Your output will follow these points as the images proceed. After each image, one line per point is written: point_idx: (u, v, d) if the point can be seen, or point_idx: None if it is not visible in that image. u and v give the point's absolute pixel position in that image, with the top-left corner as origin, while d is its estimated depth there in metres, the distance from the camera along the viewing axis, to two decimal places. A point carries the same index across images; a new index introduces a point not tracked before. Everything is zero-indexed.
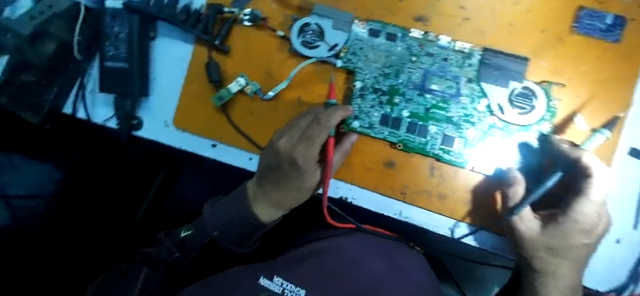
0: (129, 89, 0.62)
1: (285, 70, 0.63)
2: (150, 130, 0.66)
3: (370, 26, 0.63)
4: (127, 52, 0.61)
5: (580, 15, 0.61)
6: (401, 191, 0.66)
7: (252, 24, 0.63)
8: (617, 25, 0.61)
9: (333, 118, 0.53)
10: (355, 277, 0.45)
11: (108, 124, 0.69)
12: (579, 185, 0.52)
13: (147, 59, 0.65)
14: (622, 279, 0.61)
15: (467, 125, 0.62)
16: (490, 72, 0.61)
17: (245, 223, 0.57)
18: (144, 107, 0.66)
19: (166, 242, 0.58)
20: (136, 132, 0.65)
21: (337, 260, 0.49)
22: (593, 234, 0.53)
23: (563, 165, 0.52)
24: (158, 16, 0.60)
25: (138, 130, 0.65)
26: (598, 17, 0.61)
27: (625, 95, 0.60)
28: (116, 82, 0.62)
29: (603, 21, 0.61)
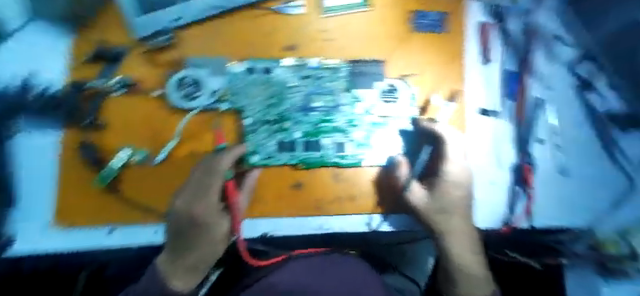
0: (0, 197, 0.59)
1: (169, 128, 0.65)
2: (28, 240, 0.60)
3: (248, 64, 0.69)
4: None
5: (415, 16, 0.75)
6: (315, 206, 0.69)
7: (125, 92, 0.65)
8: (441, 18, 0.75)
9: (222, 164, 0.62)
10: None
11: None
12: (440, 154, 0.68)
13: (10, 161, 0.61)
14: (505, 214, 0.72)
15: (352, 129, 0.71)
16: (358, 80, 0.71)
17: None
18: (17, 215, 0.60)
19: None
20: (11, 251, 0.59)
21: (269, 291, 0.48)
22: (462, 186, 0.68)
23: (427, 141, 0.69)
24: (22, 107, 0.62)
25: (13, 247, 0.59)
26: (425, 15, 0.75)
27: (462, 69, 0.74)
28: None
29: (430, 17, 0.75)
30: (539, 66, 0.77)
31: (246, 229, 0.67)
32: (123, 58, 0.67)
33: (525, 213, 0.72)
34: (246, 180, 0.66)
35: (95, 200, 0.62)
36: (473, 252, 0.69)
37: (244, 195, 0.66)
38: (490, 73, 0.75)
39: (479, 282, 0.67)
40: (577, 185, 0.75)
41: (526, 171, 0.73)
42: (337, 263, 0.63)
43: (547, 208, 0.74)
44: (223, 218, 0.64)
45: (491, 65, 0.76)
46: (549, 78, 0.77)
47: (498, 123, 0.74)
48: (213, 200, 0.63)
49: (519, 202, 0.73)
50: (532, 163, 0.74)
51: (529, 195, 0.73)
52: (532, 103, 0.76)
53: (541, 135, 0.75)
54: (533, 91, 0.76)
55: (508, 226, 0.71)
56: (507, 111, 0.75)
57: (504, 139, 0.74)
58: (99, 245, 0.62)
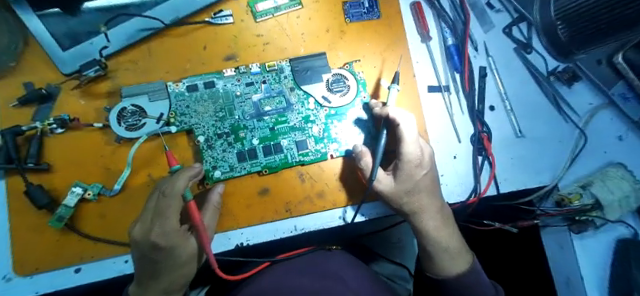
0: None
1: (121, 157, 0.64)
2: None
3: (186, 83, 0.68)
4: None
5: (347, 8, 0.77)
6: (286, 209, 0.69)
7: (65, 129, 0.63)
8: (374, 6, 0.78)
9: (178, 185, 0.53)
10: None
11: None
12: (396, 135, 0.64)
13: None
14: (471, 185, 0.74)
15: (309, 124, 0.71)
16: (304, 75, 0.72)
17: None
18: None
19: None
20: None
21: None
22: (425, 164, 0.64)
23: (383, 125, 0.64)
24: None
25: None
26: (359, 5, 0.78)
27: (404, 51, 0.76)
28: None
29: (363, 6, 0.78)
30: (475, 36, 0.80)
31: (222, 244, 0.67)
32: (57, 96, 0.65)
33: (490, 182, 0.74)
34: (211, 196, 0.62)
35: (54, 242, 0.60)
36: (449, 227, 0.66)
37: (211, 212, 0.62)
38: (431, 51, 0.78)
39: (454, 262, 0.64)
40: (533, 144, 0.77)
41: (484, 139, 0.75)
42: (319, 262, 0.64)
43: (509, 172, 0.76)
44: (189, 239, 0.57)
45: (431, 44, 0.78)
46: (487, 45, 0.80)
47: (448, 97, 0.77)
48: (175, 223, 0.54)
49: (482, 171, 0.75)
50: (489, 132, 0.76)
51: (491, 162, 0.75)
52: (476, 73, 0.78)
53: (490, 102, 0.78)
54: (474, 61, 0.79)
55: (477, 196, 0.72)
56: (454, 85, 0.77)
57: (457, 112, 0.77)
58: (65, 285, 0.60)
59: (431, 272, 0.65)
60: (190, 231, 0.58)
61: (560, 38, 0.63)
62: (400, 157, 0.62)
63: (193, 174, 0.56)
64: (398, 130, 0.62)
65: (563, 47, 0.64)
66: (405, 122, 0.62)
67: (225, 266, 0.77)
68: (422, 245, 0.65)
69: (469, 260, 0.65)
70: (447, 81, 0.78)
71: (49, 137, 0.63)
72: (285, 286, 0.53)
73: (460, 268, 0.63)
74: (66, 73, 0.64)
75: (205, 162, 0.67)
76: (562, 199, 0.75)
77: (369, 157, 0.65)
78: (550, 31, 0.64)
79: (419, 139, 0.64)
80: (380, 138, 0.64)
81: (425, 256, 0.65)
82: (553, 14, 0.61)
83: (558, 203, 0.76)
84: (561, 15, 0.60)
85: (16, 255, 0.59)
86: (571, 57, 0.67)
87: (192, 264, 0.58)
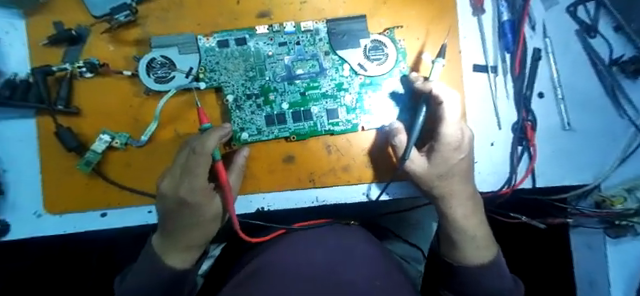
0: None
1: (148, 111, 0.63)
2: (24, 228, 0.60)
3: (217, 38, 0.65)
4: None
5: None
6: (309, 178, 0.68)
7: (94, 74, 0.62)
8: None
9: (208, 143, 0.50)
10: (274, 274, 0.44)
11: None
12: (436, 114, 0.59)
13: None
14: (506, 175, 0.70)
15: (342, 93, 0.67)
16: (340, 39, 0.67)
17: (157, 280, 0.54)
18: (4, 206, 0.60)
19: None
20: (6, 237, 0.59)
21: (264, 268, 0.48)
22: (463, 148, 0.59)
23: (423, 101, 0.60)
24: None
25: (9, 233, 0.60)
26: None
27: (452, 23, 0.70)
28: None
29: None
30: (534, 14, 0.72)
31: (243, 206, 0.67)
32: (87, 39, 0.63)
33: (527, 174, 0.70)
34: (237, 158, 0.61)
35: (82, 185, 0.61)
36: (478, 215, 0.63)
37: (236, 173, 0.60)
38: (482, 25, 0.71)
39: (477, 252, 0.61)
40: (580, 139, 0.71)
41: (528, 129, 0.69)
42: (339, 235, 0.64)
43: (548, 165, 0.71)
44: (214, 199, 0.56)
45: (483, 18, 0.71)
46: (546, 25, 0.72)
47: (494, 79, 0.71)
48: (203, 181, 0.52)
49: (520, 162, 0.70)
50: (534, 121, 0.70)
51: (530, 155, 0.70)
52: (529, 56, 0.71)
53: (540, 88, 0.72)
54: (528, 42, 0.71)
55: (511, 188, 0.69)
56: (503, 66, 0.71)
57: (501, 96, 0.71)
58: (92, 227, 0.61)
59: (446, 255, 0.63)
60: (216, 190, 0.57)
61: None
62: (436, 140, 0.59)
63: (224, 134, 0.54)
64: (440, 109, 0.57)
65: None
66: (450, 102, 0.57)
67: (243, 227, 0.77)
68: (446, 232, 0.62)
69: (492, 251, 0.62)
70: (496, 61, 0.71)
71: (78, 81, 0.62)
72: (303, 254, 0.52)
73: (482, 259, 0.61)
74: (97, 15, 0.63)
75: (233, 124, 0.65)
76: (603, 200, 0.69)
77: (405, 135, 0.62)
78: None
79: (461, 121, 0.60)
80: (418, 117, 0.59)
81: (445, 240, 0.63)
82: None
83: (598, 204, 0.71)
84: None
85: (46, 194, 0.61)
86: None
87: (212, 223, 0.57)
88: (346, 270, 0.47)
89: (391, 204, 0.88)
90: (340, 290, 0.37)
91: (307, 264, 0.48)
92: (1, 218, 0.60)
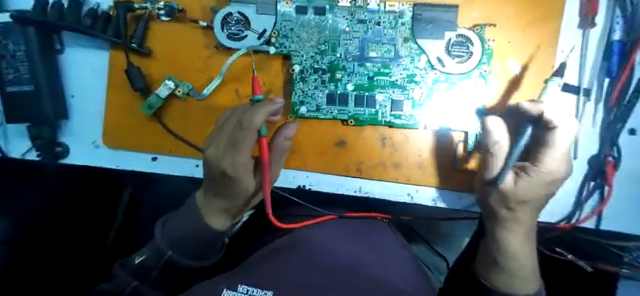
0: (42, 113, 0.58)
1: (215, 64, 0.62)
2: (81, 155, 0.63)
3: (296, 3, 0.61)
4: (30, 73, 0.56)
5: None
6: (357, 168, 0.65)
7: (171, 19, 0.61)
8: None
9: (255, 119, 0.49)
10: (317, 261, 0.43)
11: (28, 158, 0.64)
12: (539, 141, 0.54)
13: (59, 75, 0.61)
14: (568, 209, 0.65)
15: (412, 85, 0.63)
16: (423, 27, 0.62)
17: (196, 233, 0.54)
18: (67, 130, 0.63)
19: (121, 273, 0.54)
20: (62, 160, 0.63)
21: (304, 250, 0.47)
22: (557, 183, 0.56)
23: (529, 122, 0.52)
24: (61, 25, 0.56)
25: (65, 157, 0.63)
26: None
27: (552, 34, 0.62)
28: (22, 107, 0.57)
29: None
30: None
31: (285, 180, 0.67)
32: None
33: (594, 214, 0.63)
34: (278, 140, 0.56)
35: (139, 127, 0.62)
36: (529, 244, 0.58)
37: (277, 157, 0.58)
38: (586, 41, 0.63)
39: (523, 283, 0.56)
40: None
41: (609, 166, 0.62)
42: (374, 232, 0.63)
43: (620, 208, 0.64)
44: (251, 176, 0.56)
45: (590, 33, 0.63)
46: None
47: (583, 104, 0.63)
48: (245, 157, 0.53)
49: (588, 199, 0.64)
50: (617, 159, 0.62)
51: (603, 195, 0.64)
52: (632, 85, 0.63)
53: (632, 124, 0.64)
54: (636, 69, 0.63)
55: (570, 224, 0.64)
56: (597, 92, 0.63)
57: (586, 123, 0.64)
58: (142, 169, 0.63)
59: (486, 279, 0.58)
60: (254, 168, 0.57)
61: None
62: (536, 165, 0.56)
63: (275, 109, 0.50)
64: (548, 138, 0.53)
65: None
66: (562, 140, 0.53)
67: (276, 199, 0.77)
68: (492, 255, 0.58)
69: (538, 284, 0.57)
70: (591, 85, 0.63)
71: (155, 23, 0.61)
72: (343, 247, 0.52)
73: (527, 290, 0.56)
74: None
75: (294, 95, 0.63)
76: None
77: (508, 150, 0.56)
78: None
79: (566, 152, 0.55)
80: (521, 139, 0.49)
81: (486, 261, 0.59)
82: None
83: None
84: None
85: (105, 127, 0.62)
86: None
87: (244, 199, 0.58)
88: (388, 274, 0.46)
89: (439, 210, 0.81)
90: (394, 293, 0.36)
91: (350, 258, 0.47)
92: (59, 141, 0.63)
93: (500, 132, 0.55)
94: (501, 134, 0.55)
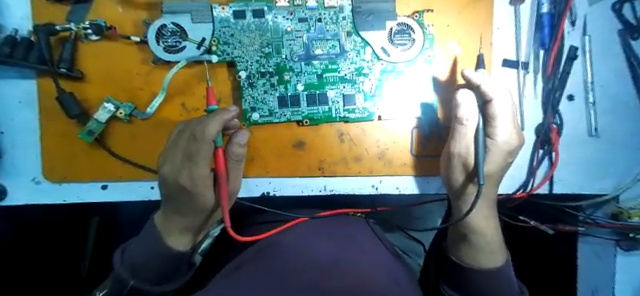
0: None
1: (157, 79, 0.59)
2: (23, 194, 0.59)
3: (233, 8, 0.60)
4: None
5: None
6: (318, 166, 0.65)
7: (100, 37, 0.57)
8: None
9: (209, 129, 0.47)
10: (284, 266, 0.43)
11: None
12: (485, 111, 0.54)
13: None
14: (523, 177, 0.68)
15: (361, 78, 0.63)
16: (364, 20, 0.62)
17: (158, 257, 0.51)
18: (2, 170, 0.58)
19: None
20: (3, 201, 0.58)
21: (272, 258, 0.47)
22: (514, 153, 0.57)
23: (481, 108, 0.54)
24: None
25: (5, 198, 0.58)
26: None
27: (487, 13, 0.64)
28: None
29: None
30: (576, 8, 0.66)
31: (248, 189, 0.65)
32: None
33: (545, 180, 0.67)
34: (232, 148, 0.53)
35: (82, 155, 0.59)
36: (492, 220, 0.60)
37: (234, 164, 0.56)
38: (519, 17, 0.66)
39: (490, 257, 0.57)
40: (606, 148, 0.68)
41: (554, 132, 0.65)
42: (345, 228, 0.62)
43: (568, 170, 0.68)
44: (212, 189, 0.54)
45: (521, 9, 0.66)
46: (588, 22, 0.67)
47: (523, 77, 0.66)
48: (203, 170, 0.51)
49: (539, 167, 0.67)
50: (560, 124, 0.66)
51: (552, 160, 0.67)
52: (564, 54, 0.66)
53: (570, 90, 0.67)
54: (566, 38, 0.67)
55: (526, 192, 0.67)
56: (534, 64, 0.66)
57: (528, 95, 0.67)
58: (93, 199, 0.60)
59: (453, 254, 0.60)
60: (214, 180, 0.55)
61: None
62: (491, 138, 0.55)
63: (230, 118, 0.49)
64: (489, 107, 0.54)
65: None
66: (502, 116, 0.54)
67: (244, 210, 0.76)
68: (462, 232, 0.59)
69: (504, 257, 0.59)
70: (528, 58, 0.66)
71: (83, 43, 0.58)
72: (314, 247, 0.51)
73: (494, 263, 0.57)
74: None
75: (244, 102, 0.62)
76: (620, 213, 0.67)
77: (474, 124, 0.56)
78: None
79: (513, 124, 0.56)
80: (478, 129, 0.52)
81: (457, 238, 0.60)
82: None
83: (614, 216, 0.68)
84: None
85: (46, 161, 0.59)
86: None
87: (207, 214, 0.56)
88: (358, 266, 0.46)
89: (408, 198, 0.82)
90: (360, 282, 0.36)
91: (319, 257, 0.47)
92: None
93: (469, 106, 0.55)
94: (471, 110, 0.55)
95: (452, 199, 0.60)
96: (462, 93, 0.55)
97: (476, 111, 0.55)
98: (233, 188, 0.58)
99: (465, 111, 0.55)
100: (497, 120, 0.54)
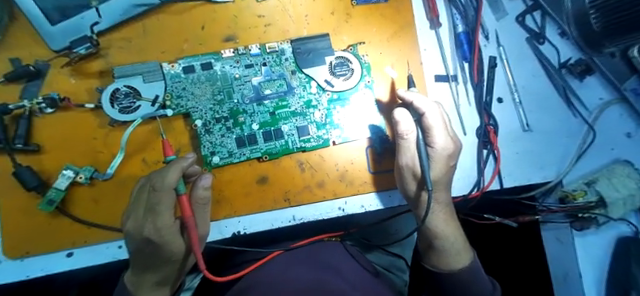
0: None
1: (114, 141, 0.62)
2: None
3: (182, 64, 0.64)
4: None
5: None
6: (284, 198, 0.66)
7: (55, 109, 0.60)
8: None
9: (168, 178, 0.47)
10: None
11: None
12: (421, 124, 0.61)
13: None
14: (474, 178, 0.72)
15: (311, 110, 0.67)
16: (305, 58, 0.68)
17: None
18: None
19: None
20: None
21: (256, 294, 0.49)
22: (455, 156, 0.62)
23: (418, 124, 0.61)
24: None
25: None
26: None
27: (413, 37, 0.73)
28: None
29: None
30: (487, 24, 0.77)
31: (217, 232, 0.64)
32: (46, 73, 0.62)
33: (494, 174, 0.72)
34: (196, 192, 0.54)
35: (44, 225, 0.58)
36: (452, 222, 0.64)
37: (200, 208, 0.56)
38: (440, 37, 0.75)
39: (456, 258, 0.60)
40: (540, 139, 0.75)
41: (491, 132, 0.72)
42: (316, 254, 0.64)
43: (512, 165, 0.74)
44: (181, 237, 0.53)
45: (440, 31, 0.75)
46: (499, 34, 0.77)
47: (455, 88, 0.74)
48: (167, 219, 0.50)
49: (486, 165, 0.73)
50: (495, 125, 0.73)
51: (496, 156, 0.73)
52: (485, 63, 0.75)
53: (498, 93, 0.76)
54: (484, 51, 0.76)
55: (480, 190, 0.71)
56: (462, 75, 0.74)
57: (463, 103, 0.74)
58: (56, 269, 0.58)
59: (426, 262, 0.62)
60: (181, 227, 0.54)
61: (592, 29, 0.50)
62: (431, 146, 0.60)
63: (188, 164, 0.50)
64: (424, 119, 0.60)
65: (593, 38, 0.52)
66: (437, 124, 0.60)
67: (217, 252, 0.75)
68: (428, 239, 0.62)
69: (469, 256, 0.62)
70: (456, 71, 0.75)
71: (38, 117, 0.60)
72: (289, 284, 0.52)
73: (462, 263, 0.60)
74: (55, 49, 0.61)
75: (203, 148, 0.63)
76: (566, 195, 0.73)
77: (414, 136, 0.60)
78: (580, 21, 0.51)
79: (447, 130, 0.62)
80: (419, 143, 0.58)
81: (425, 247, 0.63)
82: (587, 1, 0.49)
83: (562, 200, 0.74)
84: (597, 3, 0.47)
85: (6, 238, 0.58)
86: (605, 48, 0.54)
87: (179, 263, 0.55)
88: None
89: (380, 213, 0.84)
90: None
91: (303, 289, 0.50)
92: None
93: (408, 122, 0.59)
94: (410, 125, 0.60)
95: (412, 207, 0.65)
96: (398, 112, 0.60)
97: (414, 124, 0.60)
98: (202, 231, 0.57)
99: (405, 127, 0.59)
100: (433, 129, 0.60)
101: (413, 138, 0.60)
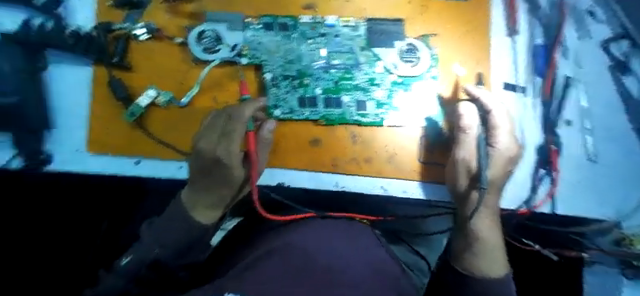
0: (23, 123, 0.59)
1: (191, 76, 0.67)
2: (64, 163, 0.63)
3: (263, 21, 0.69)
4: (11, 86, 0.57)
5: None
6: (332, 163, 0.67)
7: (150, 37, 0.68)
8: None
9: (243, 113, 0.56)
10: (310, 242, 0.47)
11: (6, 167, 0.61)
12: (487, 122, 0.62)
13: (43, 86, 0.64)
14: (525, 194, 0.68)
15: (373, 87, 0.68)
16: (377, 38, 0.70)
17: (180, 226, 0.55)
18: (51, 140, 0.64)
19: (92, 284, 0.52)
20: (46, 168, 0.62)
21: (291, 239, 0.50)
22: (514, 162, 0.61)
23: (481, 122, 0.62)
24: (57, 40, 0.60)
25: (50, 164, 0.62)
26: None
27: (487, 39, 0.72)
28: (10, 118, 0.58)
29: None
30: (568, 42, 0.74)
31: (264, 178, 0.66)
32: (146, 6, 0.70)
33: (548, 196, 0.67)
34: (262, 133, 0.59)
35: (123, 133, 0.65)
36: (496, 230, 0.62)
37: (264, 148, 0.60)
38: (515, 46, 0.73)
39: (494, 266, 0.57)
40: (603, 172, 0.70)
41: (553, 153, 0.69)
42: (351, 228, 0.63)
43: (570, 190, 0.69)
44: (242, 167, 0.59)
45: (517, 39, 0.73)
46: (579, 55, 0.74)
47: (523, 99, 0.72)
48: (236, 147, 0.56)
49: (541, 184, 0.68)
50: (559, 146, 0.70)
51: (553, 178, 0.68)
52: (559, 82, 0.73)
53: (568, 115, 0.72)
54: (560, 68, 0.73)
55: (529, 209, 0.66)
56: (533, 88, 0.72)
57: (530, 116, 0.71)
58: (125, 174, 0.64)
59: (457, 264, 0.58)
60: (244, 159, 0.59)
61: None
62: (492, 145, 0.60)
63: (258, 107, 0.58)
64: (491, 117, 0.61)
65: None
66: (502, 124, 0.60)
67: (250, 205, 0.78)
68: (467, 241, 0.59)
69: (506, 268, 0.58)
70: (526, 83, 0.72)
71: (134, 41, 0.68)
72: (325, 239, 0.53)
73: (498, 274, 0.56)
74: None
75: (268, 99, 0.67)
76: (623, 238, 0.68)
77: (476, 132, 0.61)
78: None
79: (511, 134, 0.61)
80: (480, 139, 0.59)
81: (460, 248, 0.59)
82: None
83: (617, 242, 0.68)
84: None
85: (91, 136, 0.65)
86: None
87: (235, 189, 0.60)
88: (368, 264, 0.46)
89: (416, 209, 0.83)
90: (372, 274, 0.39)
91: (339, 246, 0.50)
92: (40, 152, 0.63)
93: (472, 116, 0.61)
94: (473, 120, 0.61)
95: (457, 205, 0.63)
96: (464, 105, 0.62)
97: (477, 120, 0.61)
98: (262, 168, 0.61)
99: (468, 121, 0.61)
100: (498, 129, 0.60)
101: (476, 133, 0.60)
